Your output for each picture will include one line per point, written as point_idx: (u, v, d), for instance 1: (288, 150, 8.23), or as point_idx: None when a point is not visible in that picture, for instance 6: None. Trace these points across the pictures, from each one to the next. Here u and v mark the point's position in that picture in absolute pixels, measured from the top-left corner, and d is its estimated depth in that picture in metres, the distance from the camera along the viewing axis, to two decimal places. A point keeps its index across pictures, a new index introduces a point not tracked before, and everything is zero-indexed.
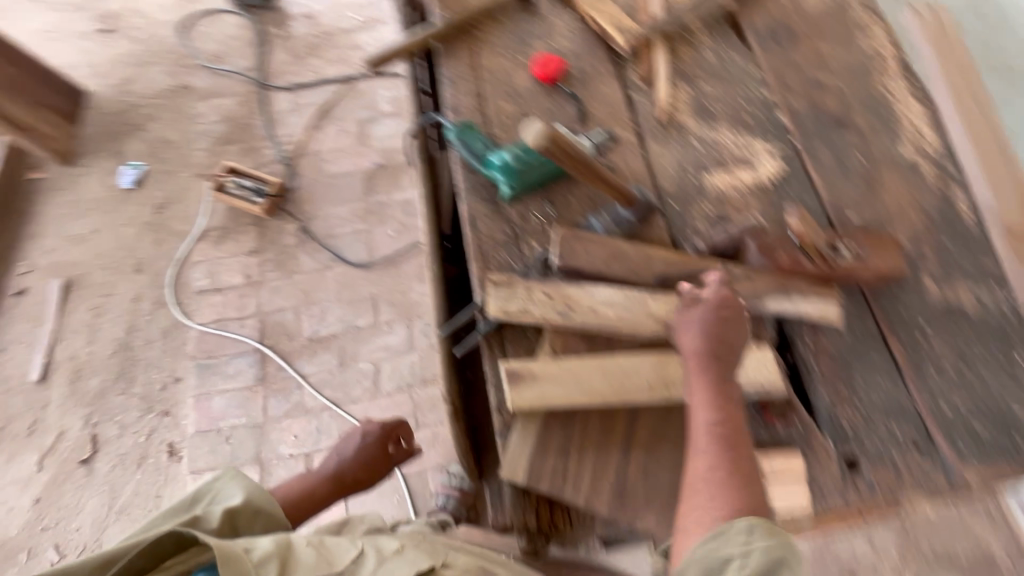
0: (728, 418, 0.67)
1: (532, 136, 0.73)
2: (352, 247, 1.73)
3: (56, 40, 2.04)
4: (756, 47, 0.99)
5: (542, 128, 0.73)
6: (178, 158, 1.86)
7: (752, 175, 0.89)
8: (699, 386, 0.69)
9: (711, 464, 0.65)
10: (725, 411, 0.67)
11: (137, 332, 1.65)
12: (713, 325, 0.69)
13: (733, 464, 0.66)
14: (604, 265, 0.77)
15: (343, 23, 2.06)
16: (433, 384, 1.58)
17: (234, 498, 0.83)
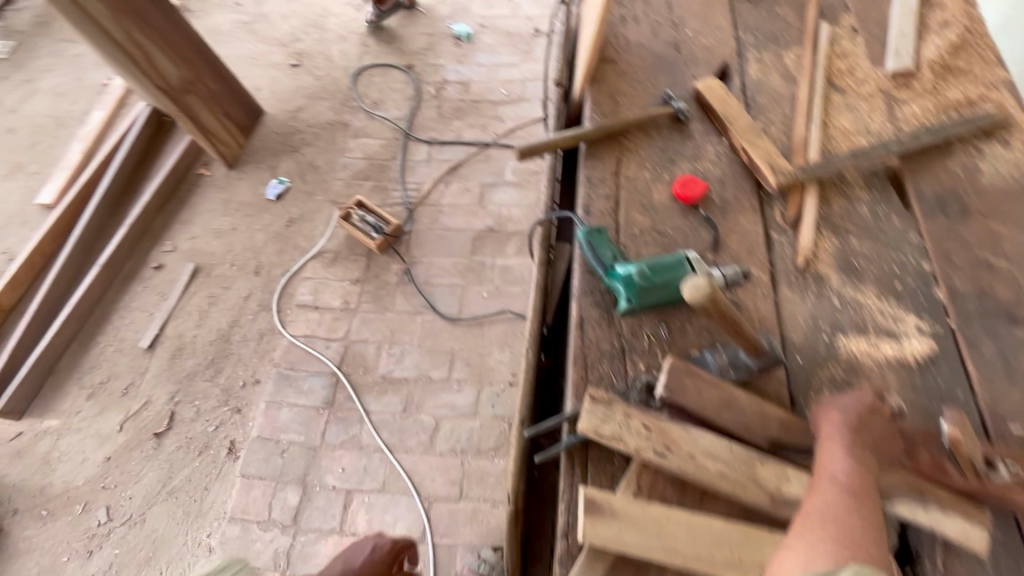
0: (860, 491, 0.61)
1: (690, 291, 0.63)
2: (445, 299, 1.78)
3: (255, 65, 2.39)
4: (919, 213, 0.93)
5: (706, 285, 0.62)
6: (319, 183, 2.06)
7: (895, 349, 0.81)
8: (834, 460, 0.65)
9: (830, 526, 0.58)
10: (857, 475, 0.62)
11: (238, 327, 1.79)
12: (851, 406, 0.69)
13: (857, 541, 0.57)
14: (714, 413, 0.72)
15: (491, 95, 2.23)
16: (486, 456, 1.54)
17: None
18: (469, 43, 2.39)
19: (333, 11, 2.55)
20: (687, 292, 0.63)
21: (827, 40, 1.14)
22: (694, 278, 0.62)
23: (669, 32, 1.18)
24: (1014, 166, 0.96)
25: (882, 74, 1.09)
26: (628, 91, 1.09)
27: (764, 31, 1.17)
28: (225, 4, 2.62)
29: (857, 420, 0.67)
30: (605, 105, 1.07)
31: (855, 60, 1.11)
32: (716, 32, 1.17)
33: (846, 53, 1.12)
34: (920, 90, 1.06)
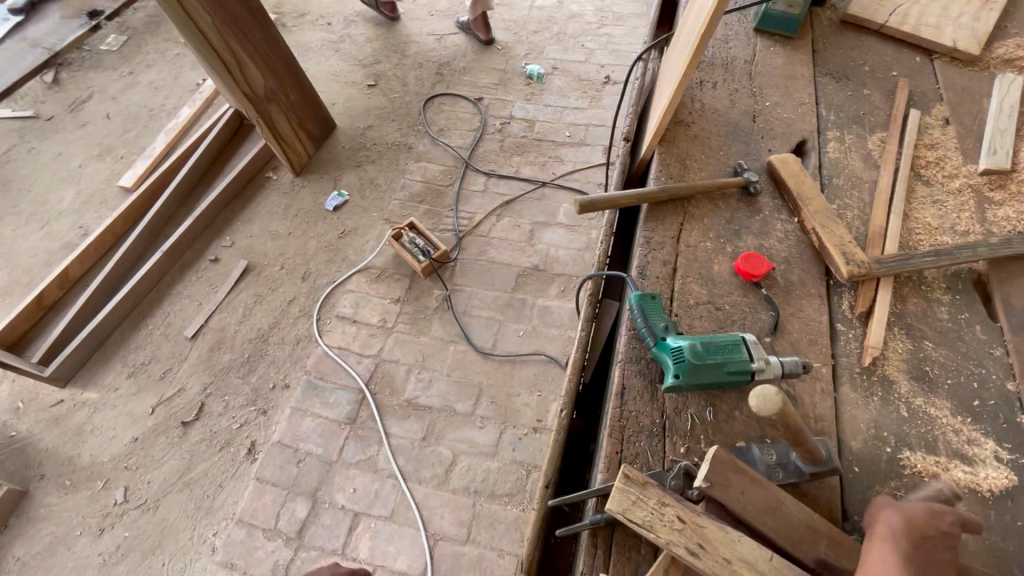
0: None
1: (758, 401, 0.57)
2: (481, 332, 1.77)
3: (334, 82, 2.52)
4: (1006, 326, 0.85)
5: (776, 398, 0.56)
6: (376, 200, 2.11)
7: (968, 476, 0.73)
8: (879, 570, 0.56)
9: None
10: None
11: (277, 330, 1.83)
12: (915, 511, 0.60)
13: None
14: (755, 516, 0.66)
15: (554, 135, 2.25)
16: (499, 500, 1.49)
17: None
18: (540, 84, 2.44)
19: (415, 39, 2.67)
20: (753, 401, 0.57)
21: (916, 128, 1.09)
22: (763, 386, 0.56)
23: (747, 101, 1.16)
24: None
25: (974, 170, 1.03)
26: (698, 156, 1.07)
27: (848, 111, 1.13)
28: (318, 23, 2.78)
29: (915, 528, 0.59)
30: (672, 168, 1.06)
31: (945, 153, 1.05)
32: (797, 106, 1.14)
33: (935, 144, 1.07)
34: (1016, 192, 0.99)
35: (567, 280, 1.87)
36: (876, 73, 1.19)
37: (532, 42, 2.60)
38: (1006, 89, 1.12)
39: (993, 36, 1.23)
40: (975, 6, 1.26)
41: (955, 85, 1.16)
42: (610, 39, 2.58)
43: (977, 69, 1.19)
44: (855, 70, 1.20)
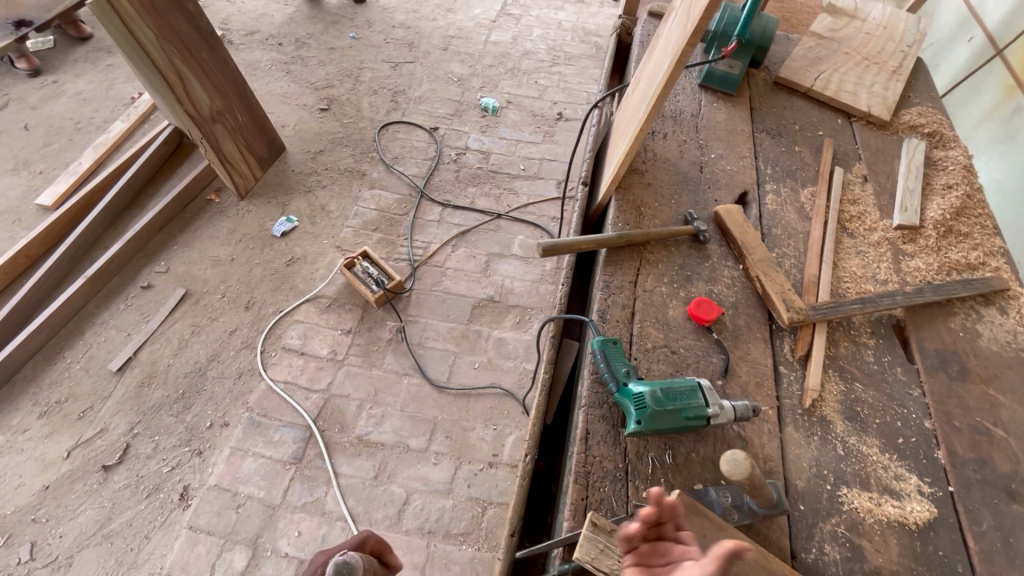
0: None
1: (731, 462, 0.64)
2: (436, 365, 1.75)
3: (285, 103, 2.46)
4: (921, 368, 0.95)
5: (745, 464, 0.64)
6: (327, 227, 2.06)
7: (897, 510, 0.80)
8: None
9: None
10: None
11: (216, 363, 1.72)
12: None
13: None
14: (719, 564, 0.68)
15: (509, 168, 2.30)
16: (454, 540, 1.46)
17: None
18: (495, 117, 2.49)
19: (369, 65, 2.66)
20: (726, 464, 0.64)
21: (841, 184, 1.21)
22: (735, 453, 0.64)
23: (694, 153, 1.24)
24: (1012, 334, 1.00)
25: (890, 225, 1.15)
26: (652, 203, 1.14)
27: (782, 166, 1.24)
28: (267, 42, 2.72)
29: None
30: (629, 215, 1.11)
31: (865, 208, 1.17)
32: (739, 159, 1.24)
33: (857, 200, 1.19)
34: (925, 246, 1.11)
35: (522, 312, 1.89)
36: (805, 132, 1.32)
37: (487, 76, 2.66)
38: (912, 153, 1.27)
39: (900, 105, 1.40)
40: (884, 76, 1.42)
41: (872, 146, 1.30)
42: (562, 78, 2.68)
43: (889, 133, 1.34)
44: (787, 127, 1.32)
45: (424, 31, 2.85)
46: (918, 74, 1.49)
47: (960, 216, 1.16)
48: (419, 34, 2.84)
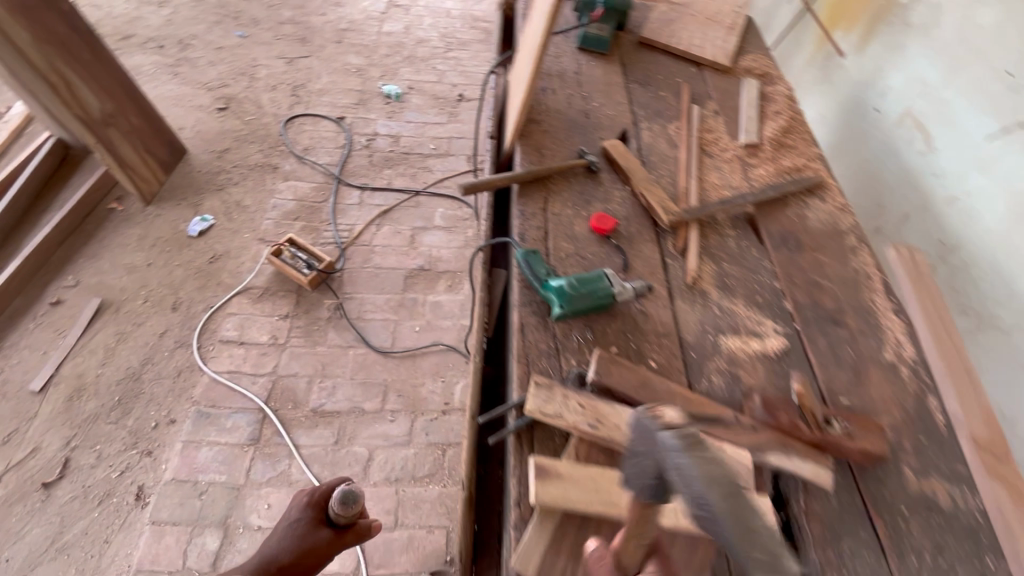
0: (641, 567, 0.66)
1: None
2: (378, 333, 1.85)
3: (178, 106, 2.39)
4: (769, 246, 1.22)
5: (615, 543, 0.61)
6: (246, 222, 2.06)
7: (760, 346, 1.04)
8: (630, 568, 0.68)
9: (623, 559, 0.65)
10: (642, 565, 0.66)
11: (151, 365, 1.70)
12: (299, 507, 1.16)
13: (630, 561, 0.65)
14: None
15: (420, 149, 2.42)
16: (420, 483, 1.58)
17: None
18: (399, 103, 2.59)
19: (263, 62, 2.64)
20: None
21: (699, 118, 1.47)
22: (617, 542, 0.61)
23: (580, 103, 1.45)
24: (830, 214, 1.30)
25: (738, 145, 1.43)
26: (550, 145, 1.33)
27: (652, 108, 1.48)
28: (146, 46, 2.61)
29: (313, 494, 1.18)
30: (532, 156, 1.30)
31: (718, 134, 1.44)
32: (616, 106, 1.47)
33: (712, 128, 1.46)
34: (764, 158, 1.40)
35: (453, 276, 2.03)
36: (667, 80, 1.57)
37: (385, 65, 2.75)
38: (749, 89, 1.57)
39: (738, 53, 1.70)
40: (723, 32, 1.72)
41: (720, 87, 1.58)
42: (458, 62, 2.83)
43: (731, 76, 1.63)
44: (653, 77, 1.57)
45: (314, 26, 2.87)
46: (749, 28, 1.82)
47: (788, 134, 1.47)
48: (310, 29, 2.85)
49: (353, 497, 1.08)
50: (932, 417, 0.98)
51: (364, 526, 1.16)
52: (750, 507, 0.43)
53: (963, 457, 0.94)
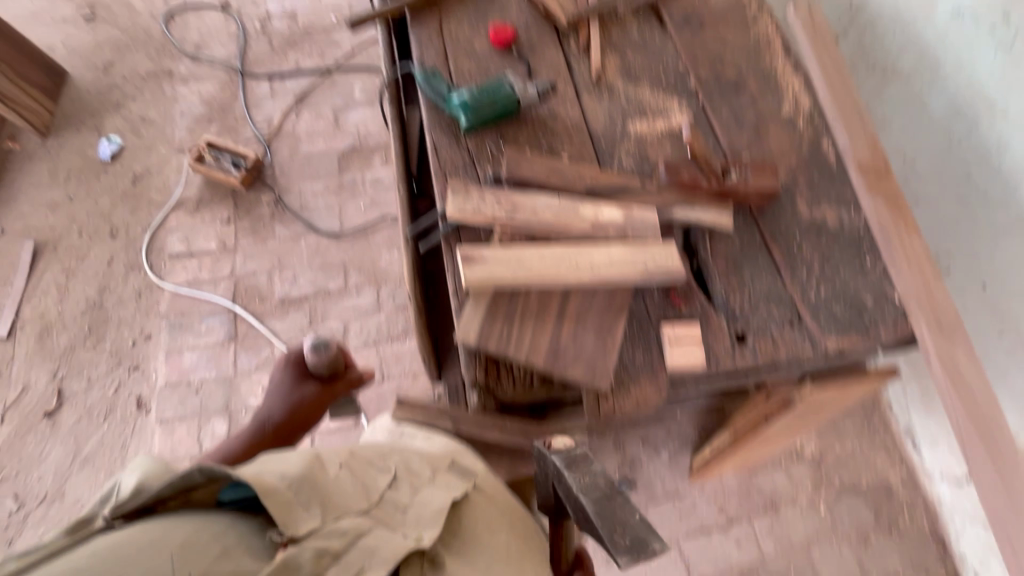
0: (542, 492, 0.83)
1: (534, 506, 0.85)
2: (325, 218, 1.85)
3: (40, 24, 2.14)
4: (672, 28, 1.20)
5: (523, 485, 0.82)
6: (157, 135, 1.96)
7: (666, 123, 1.08)
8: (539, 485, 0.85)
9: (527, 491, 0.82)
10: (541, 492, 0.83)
11: (110, 292, 1.72)
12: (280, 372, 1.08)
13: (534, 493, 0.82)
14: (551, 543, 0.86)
15: (321, 22, 2.22)
16: (398, 341, 1.70)
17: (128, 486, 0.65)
18: None
19: None
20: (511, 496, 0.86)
21: None
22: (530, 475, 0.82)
23: None
24: None
25: None
26: None
27: None
28: None
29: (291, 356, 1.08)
30: None
31: None
32: None
33: None
34: None
35: (386, 149, 1.99)
36: None
37: None
38: None
39: None
40: None
41: None
42: None
43: None
44: None
45: None
46: None
47: None
48: None
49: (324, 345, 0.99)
50: (825, 155, 1.05)
51: (353, 373, 1.05)
52: (617, 511, 0.70)
53: (851, 183, 1.02)
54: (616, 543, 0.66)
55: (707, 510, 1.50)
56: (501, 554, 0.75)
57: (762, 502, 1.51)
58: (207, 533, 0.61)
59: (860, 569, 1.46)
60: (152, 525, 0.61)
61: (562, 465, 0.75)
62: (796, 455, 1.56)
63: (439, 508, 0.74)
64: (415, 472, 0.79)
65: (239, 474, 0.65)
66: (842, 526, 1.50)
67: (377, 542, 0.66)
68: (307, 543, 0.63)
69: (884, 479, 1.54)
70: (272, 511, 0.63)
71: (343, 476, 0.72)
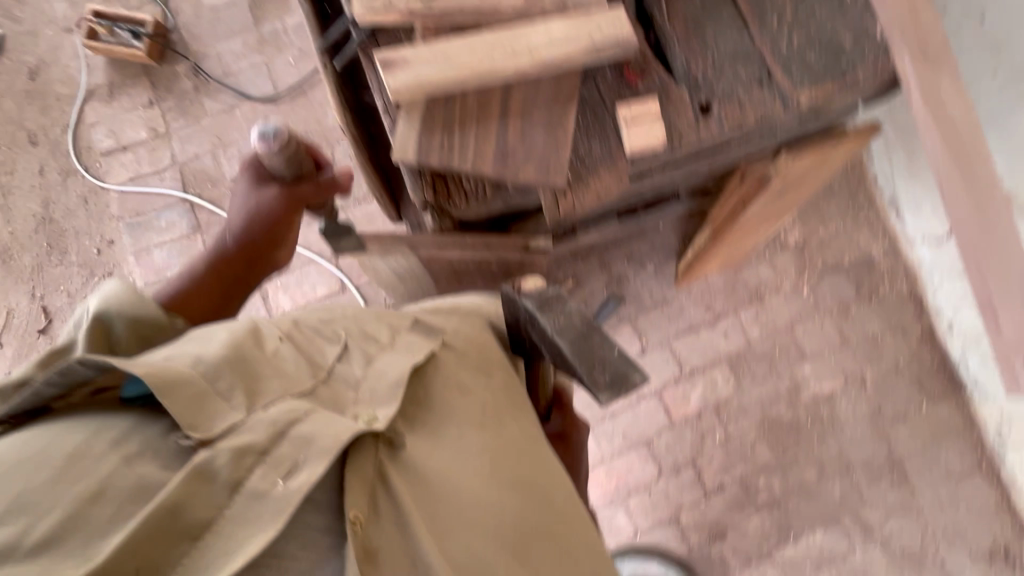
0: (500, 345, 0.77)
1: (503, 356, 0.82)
2: (255, 83, 1.66)
3: None
4: None
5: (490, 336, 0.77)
6: (35, 15, 1.68)
7: None
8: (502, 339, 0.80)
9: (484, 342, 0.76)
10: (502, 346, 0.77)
11: (55, 204, 1.62)
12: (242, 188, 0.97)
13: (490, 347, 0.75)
14: (529, 373, 0.83)
15: None
16: (366, 202, 1.62)
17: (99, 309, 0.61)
18: None
19: None
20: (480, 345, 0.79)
21: None
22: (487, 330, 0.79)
23: None
24: None
25: None
26: None
27: None
28: None
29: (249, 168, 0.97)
30: None
31: None
32: None
33: None
34: None
35: None
36: None
37: None
38: None
39: None
40: None
41: None
42: None
43: None
44: None
45: None
46: None
47: None
48: None
49: (274, 134, 0.81)
50: None
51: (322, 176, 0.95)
52: (597, 347, 0.66)
53: None
54: (597, 382, 0.65)
55: (695, 310, 1.55)
56: (476, 422, 0.65)
57: (747, 295, 1.56)
58: (103, 440, 0.47)
59: (840, 337, 1.55)
60: (37, 432, 0.48)
61: (536, 308, 0.68)
62: (780, 244, 1.57)
63: (402, 372, 0.61)
64: (373, 338, 0.66)
65: (128, 366, 0.47)
66: (824, 302, 1.56)
67: (315, 428, 0.50)
68: (222, 445, 0.47)
69: (867, 254, 1.57)
70: (173, 411, 0.47)
71: (281, 352, 0.58)
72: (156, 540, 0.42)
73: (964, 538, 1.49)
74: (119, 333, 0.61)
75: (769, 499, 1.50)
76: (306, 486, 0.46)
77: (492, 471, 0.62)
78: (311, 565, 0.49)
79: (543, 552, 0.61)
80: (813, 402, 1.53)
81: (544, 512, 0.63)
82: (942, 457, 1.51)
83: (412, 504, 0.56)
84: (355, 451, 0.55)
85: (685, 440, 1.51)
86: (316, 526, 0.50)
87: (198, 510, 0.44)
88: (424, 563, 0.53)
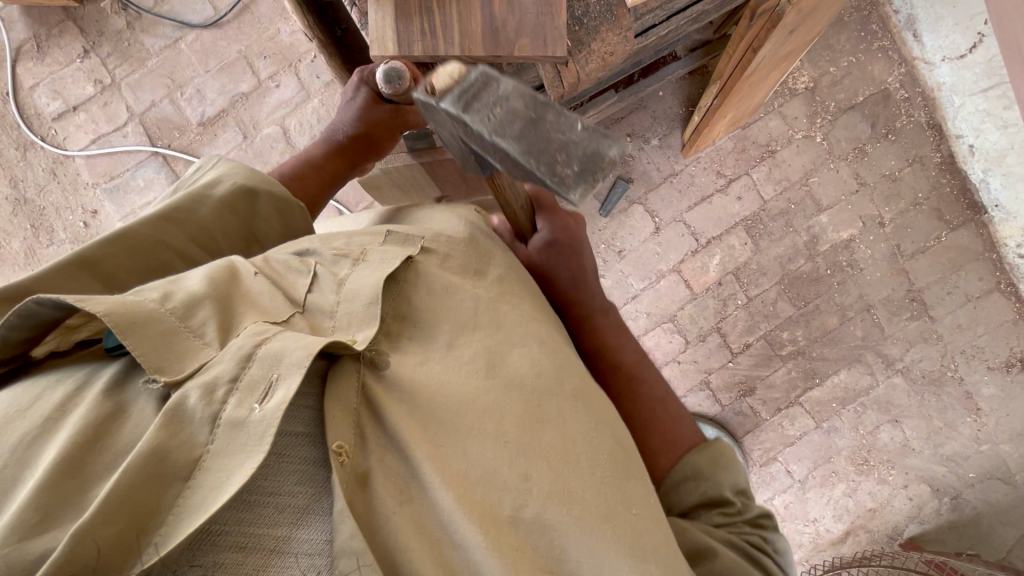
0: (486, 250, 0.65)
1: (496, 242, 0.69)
2: (192, 8, 1.49)
3: None
4: None
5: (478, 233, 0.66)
6: None
7: None
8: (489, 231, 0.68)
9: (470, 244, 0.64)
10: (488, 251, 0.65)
11: (23, 183, 1.53)
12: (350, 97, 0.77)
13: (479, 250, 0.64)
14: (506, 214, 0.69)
15: None
16: None
17: (225, 183, 0.62)
18: None
19: None
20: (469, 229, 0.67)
21: None
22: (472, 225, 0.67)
23: None
24: None
25: None
26: None
27: None
28: None
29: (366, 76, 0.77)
30: None
31: None
32: None
33: None
34: None
35: None
36: None
37: None
38: None
39: None
40: None
41: None
42: None
43: None
44: None
45: None
46: None
47: None
48: None
49: (400, 75, 0.61)
50: None
51: None
52: (553, 128, 0.46)
53: None
54: (562, 179, 0.46)
55: (706, 177, 1.49)
56: (470, 325, 0.55)
57: (758, 153, 1.49)
58: (76, 400, 0.39)
59: (857, 180, 1.51)
60: (23, 386, 0.41)
61: (459, 111, 0.46)
62: (789, 93, 1.48)
63: (377, 286, 0.52)
64: (345, 255, 0.57)
65: (88, 307, 0.40)
66: (838, 147, 1.50)
67: (286, 343, 0.42)
68: (192, 383, 0.39)
69: (882, 86, 1.49)
70: (137, 352, 0.40)
71: (255, 287, 0.51)
72: (137, 487, 0.34)
73: (983, 355, 1.56)
74: (259, 206, 0.63)
75: (794, 351, 1.55)
76: (285, 405, 0.38)
77: (492, 367, 0.51)
78: (312, 499, 0.39)
79: (564, 441, 0.48)
80: (832, 252, 1.52)
81: (563, 406, 0.51)
82: (960, 283, 1.54)
83: (401, 416, 0.45)
84: (330, 374, 0.45)
85: (708, 309, 1.54)
86: (310, 459, 0.41)
87: (180, 453, 0.36)
88: (421, 476, 0.43)
